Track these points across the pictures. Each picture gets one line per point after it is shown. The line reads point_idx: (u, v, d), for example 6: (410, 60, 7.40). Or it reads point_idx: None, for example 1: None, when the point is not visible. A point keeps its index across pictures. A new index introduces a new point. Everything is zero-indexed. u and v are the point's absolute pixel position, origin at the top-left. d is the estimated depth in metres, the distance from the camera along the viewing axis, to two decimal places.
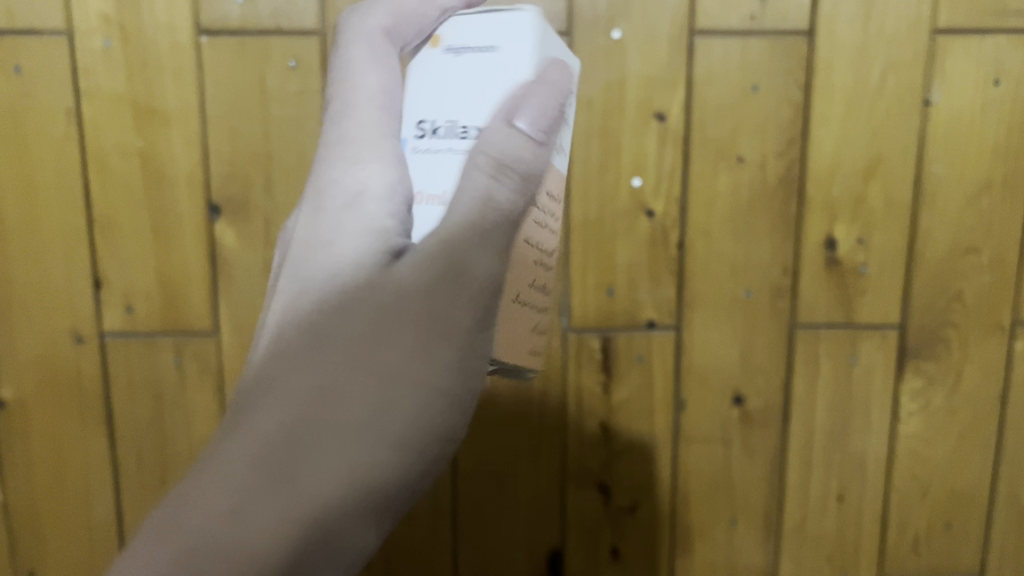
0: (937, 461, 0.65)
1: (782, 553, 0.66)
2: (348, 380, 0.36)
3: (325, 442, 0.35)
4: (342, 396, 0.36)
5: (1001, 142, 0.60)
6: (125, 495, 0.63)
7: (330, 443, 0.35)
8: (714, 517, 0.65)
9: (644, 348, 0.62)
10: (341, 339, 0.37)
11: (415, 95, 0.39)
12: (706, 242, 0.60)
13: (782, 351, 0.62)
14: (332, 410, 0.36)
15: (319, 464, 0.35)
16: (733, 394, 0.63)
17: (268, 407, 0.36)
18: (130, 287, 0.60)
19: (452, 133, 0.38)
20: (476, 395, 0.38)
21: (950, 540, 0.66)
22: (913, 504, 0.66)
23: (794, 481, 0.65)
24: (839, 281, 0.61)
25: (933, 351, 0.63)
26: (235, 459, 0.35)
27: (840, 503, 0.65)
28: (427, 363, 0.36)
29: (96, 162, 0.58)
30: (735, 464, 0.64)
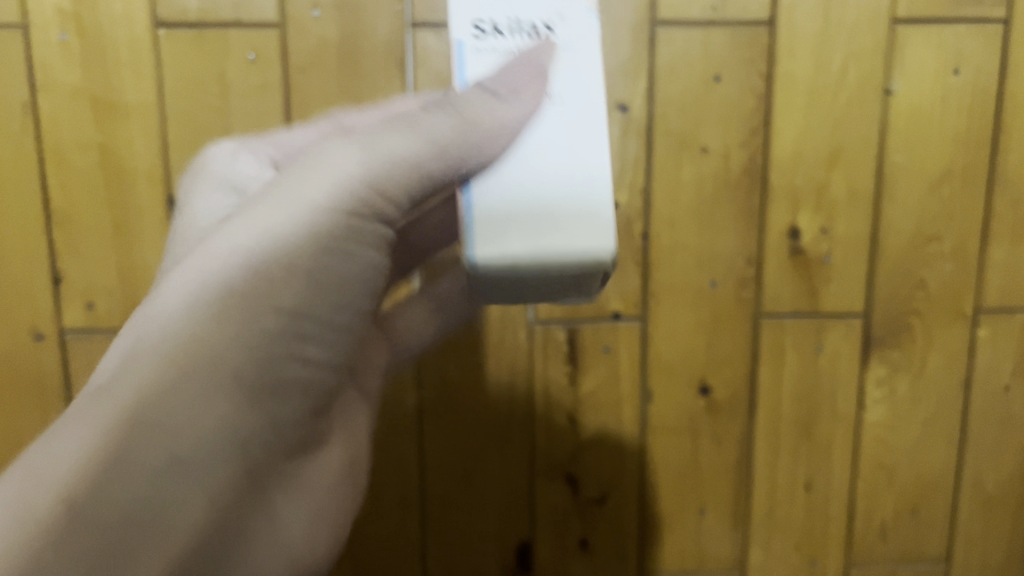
0: (903, 448, 0.65)
1: (750, 543, 0.66)
2: (174, 289, 0.36)
3: (123, 376, 0.35)
4: (162, 300, 0.36)
5: (962, 131, 0.60)
6: None
7: (153, 342, 0.35)
8: (683, 508, 0.65)
9: (610, 339, 0.62)
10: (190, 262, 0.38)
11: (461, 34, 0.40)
12: (672, 232, 0.60)
13: (747, 340, 0.62)
14: (151, 326, 0.36)
15: (132, 367, 0.35)
16: (700, 384, 0.63)
17: (114, 350, 0.36)
18: (90, 283, 0.59)
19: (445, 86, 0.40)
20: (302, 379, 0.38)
21: (917, 526, 0.67)
22: (880, 491, 0.66)
23: (762, 472, 0.65)
24: (804, 270, 0.61)
25: (898, 340, 0.63)
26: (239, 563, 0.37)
27: (808, 493, 0.66)
28: (250, 272, 0.36)
29: (54, 158, 0.57)
30: (702, 455, 0.64)
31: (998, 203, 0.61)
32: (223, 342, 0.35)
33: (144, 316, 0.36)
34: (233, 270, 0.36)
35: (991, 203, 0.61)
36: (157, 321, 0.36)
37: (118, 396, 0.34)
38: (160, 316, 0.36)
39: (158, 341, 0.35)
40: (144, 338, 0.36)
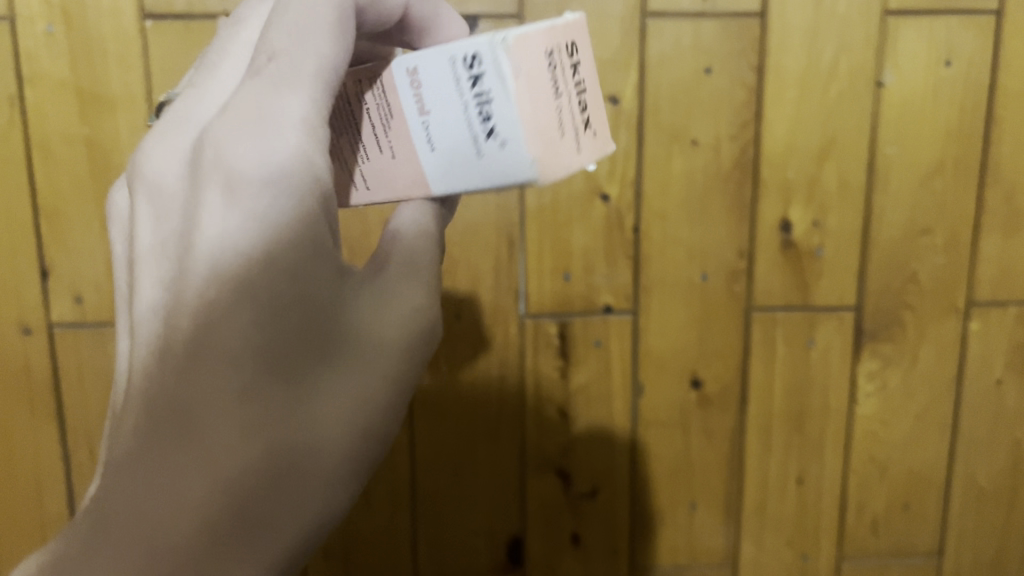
0: (894, 442, 0.65)
1: (742, 537, 0.66)
2: (326, 392, 0.32)
3: (295, 492, 0.31)
4: (320, 390, 0.32)
5: (954, 124, 0.60)
6: (77, 487, 0.62)
7: (335, 467, 0.32)
8: (674, 502, 0.65)
9: (601, 332, 0.62)
10: (309, 319, 0.31)
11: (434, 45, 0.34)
12: (662, 225, 0.60)
13: (738, 334, 0.62)
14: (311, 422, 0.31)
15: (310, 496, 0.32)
16: (691, 377, 0.63)
17: (242, 440, 0.30)
18: (79, 277, 0.59)
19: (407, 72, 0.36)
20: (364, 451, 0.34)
21: (908, 520, 0.67)
22: (872, 485, 0.66)
23: (754, 465, 0.65)
24: (795, 264, 0.61)
25: (889, 333, 0.63)
26: None
27: (799, 486, 0.65)
28: (401, 401, 0.34)
29: (41, 151, 0.57)
30: (693, 449, 0.64)
31: (990, 196, 0.61)
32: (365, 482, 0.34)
33: (294, 416, 0.31)
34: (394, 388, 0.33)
35: (983, 196, 0.61)
36: (316, 435, 0.31)
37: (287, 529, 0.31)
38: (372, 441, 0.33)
39: (339, 463, 0.32)
40: (300, 458, 0.31)
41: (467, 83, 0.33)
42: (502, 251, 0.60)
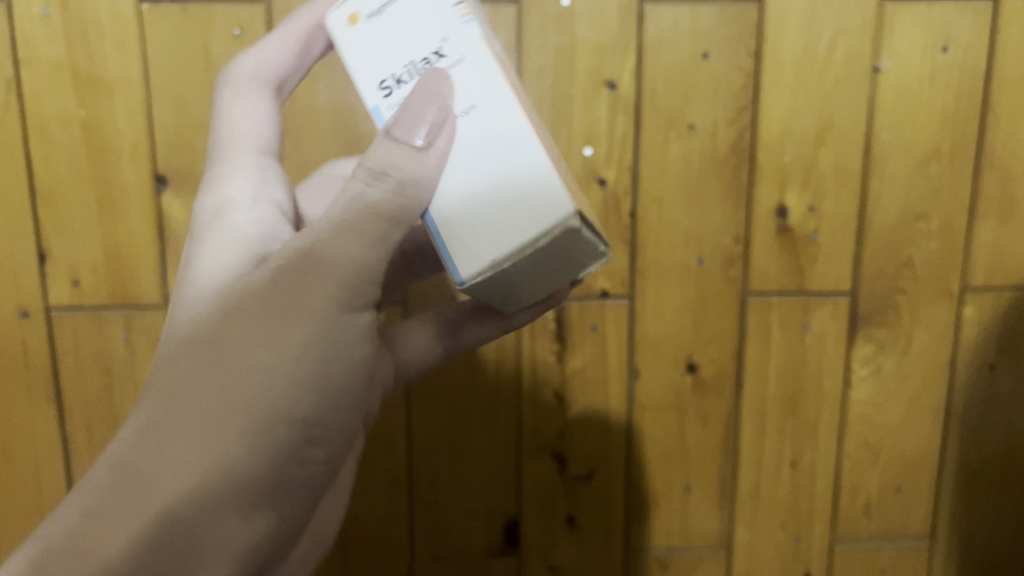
0: (887, 426, 0.66)
1: (736, 520, 0.67)
2: (200, 365, 0.36)
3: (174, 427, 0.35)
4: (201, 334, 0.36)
5: (950, 110, 0.60)
6: (75, 469, 0.63)
7: (202, 425, 0.35)
8: (669, 484, 0.66)
9: (598, 317, 0.62)
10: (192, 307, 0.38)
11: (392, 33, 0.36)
12: (659, 210, 0.60)
13: (734, 318, 0.63)
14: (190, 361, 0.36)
15: (177, 450, 0.35)
16: (687, 361, 0.63)
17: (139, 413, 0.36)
18: (76, 261, 0.59)
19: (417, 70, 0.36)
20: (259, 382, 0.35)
21: (900, 503, 0.67)
22: (865, 468, 0.67)
23: (748, 449, 0.65)
24: (791, 248, 0.61)
25: (884, 317, 0.63)
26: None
27: (793, 469, 0.66)
28: (279, 348, 0.36)
29: (38, 134, 0.57)
30: (688, 433, 0.65)
31: (985, 181, 0.61)
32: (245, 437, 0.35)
33: (174, 394, 0.36)
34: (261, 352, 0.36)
35: (978, 181, 0.61)
36: (191, 402, 0.35)
37: (156, 487, 0.34)
38: (240, 398, 0.35)
39: (208, 404, 0.35)
40: (174, 423, 0.35)
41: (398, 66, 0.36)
42: None
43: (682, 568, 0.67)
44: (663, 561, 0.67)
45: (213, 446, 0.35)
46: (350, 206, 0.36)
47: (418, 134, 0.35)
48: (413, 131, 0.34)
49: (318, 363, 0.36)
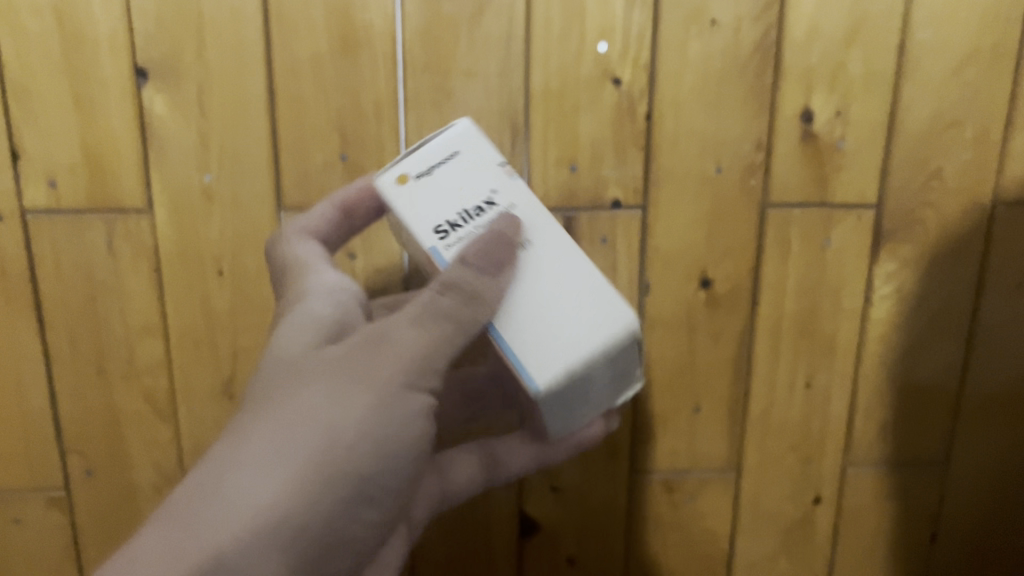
0: (906, 347, 0.63)
1: (746, 443, 0.64)
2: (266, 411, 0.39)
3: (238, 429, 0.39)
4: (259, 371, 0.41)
5: (991, 8, 0.56)
6: (58, 382, 0.60)
7: (264, 450, 0.37)
8: (678, 405, 0.63)
9: (608, 229, 0.58)
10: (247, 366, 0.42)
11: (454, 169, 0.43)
12: (676, 113, 0.56)
13: (752, 231, 0.59)
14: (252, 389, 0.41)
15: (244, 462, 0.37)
16: (700, 277, 0.60)
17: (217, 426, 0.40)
18: (52, 160, 0.55)
19: (471, 210, 0.43)
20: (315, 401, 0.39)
21: (916, 426, 0.65)
22: (880, 390, 0.64)
23: (762, 369, 0.63)
24: (814, 157, 0.58)
25: (909, 232, 0.60)
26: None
27: (807, 390, 0.63)
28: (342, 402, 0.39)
29: (7, 22, 0.53)
30: (699, 353, 0.62)
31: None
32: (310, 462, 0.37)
33: (237, 437, 0.38)
34: (323, 406, 0.38)
35: (1017, 87, 0.57)
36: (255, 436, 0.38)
37: (219, 504, 0.36)
38: (308, 436, 0.38)
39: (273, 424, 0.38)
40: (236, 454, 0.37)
41: (473, 202, 0.43)
42: (505, 143, 0.56)
43: (688, 490, 0.65)
44: (668, 484, 0.65)
45: (278, 455, 0.37)
46: (423, 308, 0.41)
47: (487, 262, 0.41)
48: (492, 263, 0.41)
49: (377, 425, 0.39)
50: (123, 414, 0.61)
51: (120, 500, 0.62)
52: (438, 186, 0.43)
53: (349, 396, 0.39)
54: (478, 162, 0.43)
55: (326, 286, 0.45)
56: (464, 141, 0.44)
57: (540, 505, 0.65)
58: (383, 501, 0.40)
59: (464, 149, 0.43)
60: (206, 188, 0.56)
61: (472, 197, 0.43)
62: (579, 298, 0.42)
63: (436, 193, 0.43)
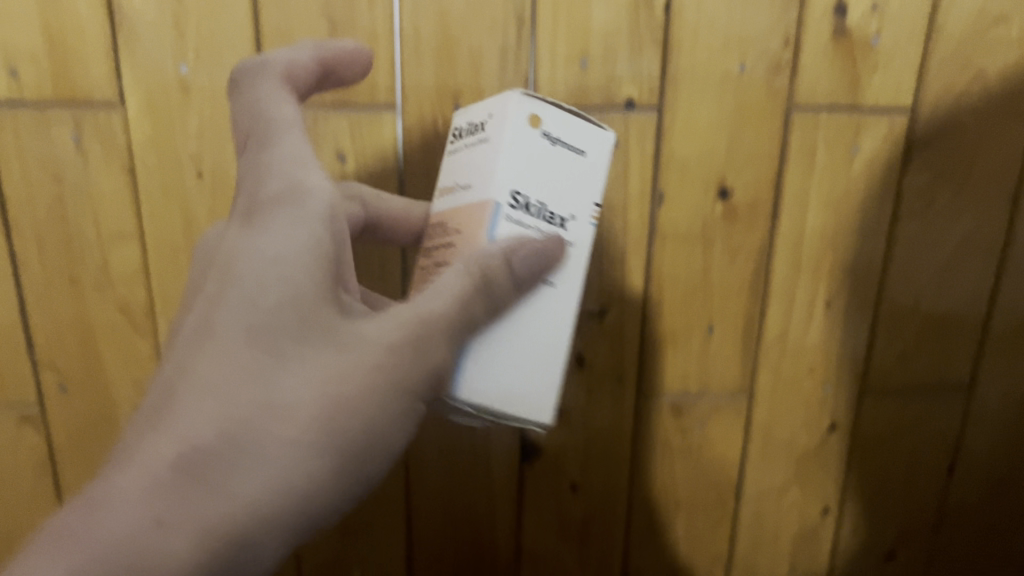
0: (936, 266, 0.59)
1: (760, 367, 0.61)
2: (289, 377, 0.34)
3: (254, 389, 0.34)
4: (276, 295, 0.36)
5: None
6: (27, 291, 0.55)
7: (286, 439, 0.34)
8: (690, 325, 0.59)
9: (620, 132, 0.54)
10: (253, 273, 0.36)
11: (559, 167, 0.38)
12: (698, 4, 0.51)
13: (775, 137, 0.55)
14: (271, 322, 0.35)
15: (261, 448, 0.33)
16: (718, 186, 0.56)
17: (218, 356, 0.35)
18: (13, 46, 0.50)
19: (539, 213, 0.38)
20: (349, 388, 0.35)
21: (940, 350, 0.61)
22: (904, 314, 0.60)
23: (780, 287, 0.59)
24: (847, 55, 0.53)
25: (944, 141, 0.56)
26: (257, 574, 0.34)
27: (827, 311, 0.60)
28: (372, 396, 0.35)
29: None
30: (714, 269, 0.58)
31: None
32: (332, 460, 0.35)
33: (260, 404, 0.34)
34: (352, 396, 0.35)
35: None
36: (280, 411, 0.34)
37: (230, 496, 0.33)
38: (338, 432, 0.35)
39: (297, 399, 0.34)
40: (259, 430, 0.34)
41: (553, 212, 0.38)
42: (509, 34, 0.51)
43: (698, 415, 0.62)
44: (677, 409, 0.61)
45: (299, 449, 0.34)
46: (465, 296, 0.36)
47: (521, 268, 0.36)
48: (524, 271, 0.36)
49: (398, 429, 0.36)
50: (97, 326, 0.57)
51: (96, 417, 0.59)
52: (539, 153, 0.38)
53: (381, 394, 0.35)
54: (585, 179, 0.39)
55: (325, 198, 0.38)
56: (598, 151, 0.39)
57: (542, 428, 0.61)
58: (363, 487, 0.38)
59: (593, 156, 0.39)
60: (182, 79, 0.51)
61: (561, 201, 0.39)
62: (539, 340, 0.38)
63: (522, 158, 0.37)
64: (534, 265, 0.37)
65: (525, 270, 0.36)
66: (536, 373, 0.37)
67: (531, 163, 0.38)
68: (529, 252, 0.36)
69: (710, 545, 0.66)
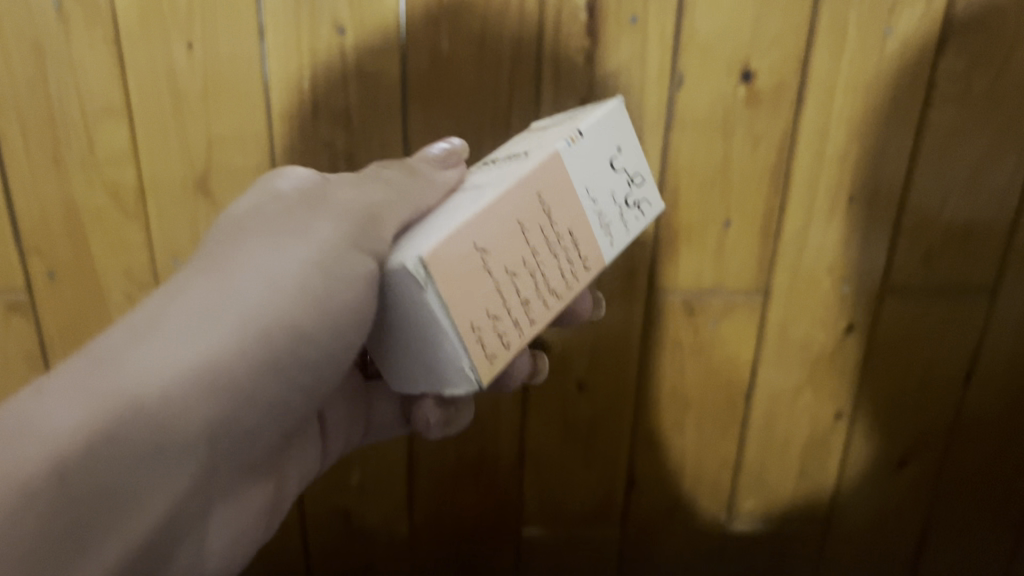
0: (967, 160, 0.56)
1: (777, 264, 0.58)
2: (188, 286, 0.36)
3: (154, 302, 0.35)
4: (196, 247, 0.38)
5: None
6: (10, 173, 0.53)
7: (183, 326, 0.34)
8: (705, 219, 0.57)
9: (638, 7, 0.50)
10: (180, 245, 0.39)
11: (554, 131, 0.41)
12: None
13: (804, 15, 0.51)
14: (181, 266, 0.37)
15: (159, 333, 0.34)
16: (741, 69, 0.52)
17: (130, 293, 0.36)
18: None
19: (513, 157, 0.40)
20: (247, 281, 0.36)
21: (965, 251, 0.59)
22: (930, 211, 0.57)
23: (802, 180, 0.56)
24: None
25: (983, 23, 0.52)
26: (169, 453, 0.33)
27: (850, 206, 0.57)
28: (272, 287, 0.37)
29: None
30: (733, 158, 0.55)
31: None
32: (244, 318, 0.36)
33: (166, 294, 0.36)
34: (250, 287, 0.36)
35: None
36: (187, 292, 0.35)
37: (124, 372, 0.32)
38: (243, 294, 0.36)
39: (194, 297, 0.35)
40: (163, 301, 0.35)
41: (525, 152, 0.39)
42: None
43: (711, 313, 0.60)
44: (690, 306, 0.59)
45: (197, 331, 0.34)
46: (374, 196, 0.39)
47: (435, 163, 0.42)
48: (435, 161, 0.42)
49: (316, 291, 0.37)
50: (85, 210, 0.54)
51: (86, 305, 0.57)
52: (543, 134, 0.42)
53: (280, 284, 0.37)
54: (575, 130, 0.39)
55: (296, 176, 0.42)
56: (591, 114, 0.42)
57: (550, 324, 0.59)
58: (279, 405, 0.38)
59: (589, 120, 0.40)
60: None
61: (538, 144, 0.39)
62: (444, 219, 0.36)
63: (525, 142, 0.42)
64: (441, 160, 0.42)
65: (433, 166, 0.41)
66: (429, 235, 0.35)
67: (533, 139, 0.42)
68: (440, 158, 0.42)
69: (718, 448, 0.65)
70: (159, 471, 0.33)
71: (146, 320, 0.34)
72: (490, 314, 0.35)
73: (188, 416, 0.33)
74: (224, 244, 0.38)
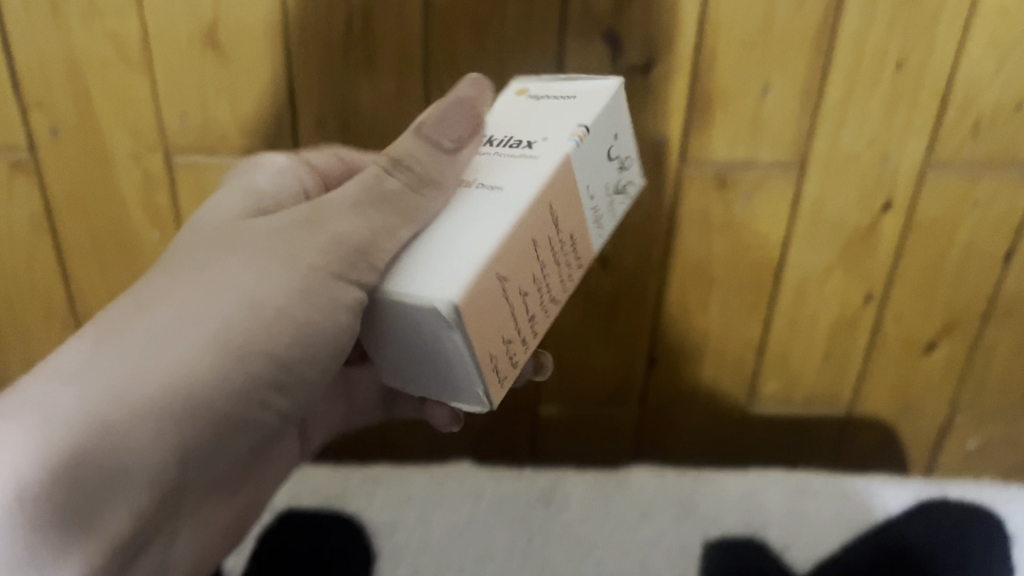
0: None
1: (816, 134, 0.55)
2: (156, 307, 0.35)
3: (122, 322, 0.35)
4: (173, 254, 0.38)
5: None
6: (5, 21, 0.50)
7: (143, 351, 0.34)
8: (743, 85, 0.53)
9: None
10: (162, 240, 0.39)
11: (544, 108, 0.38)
12: None
13: None
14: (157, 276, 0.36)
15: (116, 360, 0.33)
16: None
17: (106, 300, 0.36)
18: None
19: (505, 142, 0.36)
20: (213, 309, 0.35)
21: (1017, 121, 0.55)
22: (984, 77, 0.54)
23: (848, 44, 0.52)
24: None
25: None
26: (125, 483, 0.33)
27: (897, 73, 0.53)
28: (247, 312, 0.35)
29: None
30: (776, 18, 0.51)
31: None
32: (211, 351, 0.35)
33: (134, 309, 0.35)
34: (217, 313, 0.35)
35: None
36: (152, 312, 0.35)
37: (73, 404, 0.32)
38: (208, 316, 0.35)
39: (155, 321, 0.35)
40: (128, 324, 0.35)
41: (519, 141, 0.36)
42: None
43: (743, 186, 0.57)
44: (721, 178, 0.57)
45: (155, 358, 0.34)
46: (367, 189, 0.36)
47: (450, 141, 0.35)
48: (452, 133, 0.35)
49: (287, 318, 0.36)
50: (86, 63, 0.51)
51: (90, 165, 0.55)
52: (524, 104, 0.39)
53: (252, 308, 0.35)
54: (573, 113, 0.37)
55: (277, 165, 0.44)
56: (591, 92, 0.38)
57: None
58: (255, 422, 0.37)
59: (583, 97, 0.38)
60: None
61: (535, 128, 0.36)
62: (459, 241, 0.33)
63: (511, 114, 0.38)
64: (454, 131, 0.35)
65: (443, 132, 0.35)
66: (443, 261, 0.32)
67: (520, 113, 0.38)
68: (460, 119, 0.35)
69: (741, 329, 0.63)
70: (110, 507, 0.32)
71: (106, 346, 0.34)
72: (504, 340, 0.34)
73: (138, 445, 0.33)
74: (200, 254, 0.37)
